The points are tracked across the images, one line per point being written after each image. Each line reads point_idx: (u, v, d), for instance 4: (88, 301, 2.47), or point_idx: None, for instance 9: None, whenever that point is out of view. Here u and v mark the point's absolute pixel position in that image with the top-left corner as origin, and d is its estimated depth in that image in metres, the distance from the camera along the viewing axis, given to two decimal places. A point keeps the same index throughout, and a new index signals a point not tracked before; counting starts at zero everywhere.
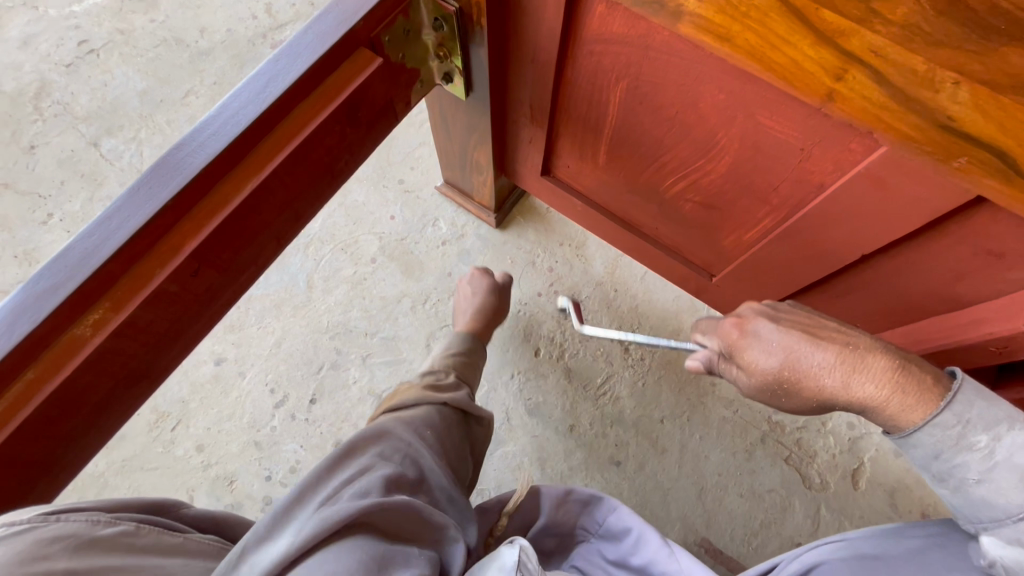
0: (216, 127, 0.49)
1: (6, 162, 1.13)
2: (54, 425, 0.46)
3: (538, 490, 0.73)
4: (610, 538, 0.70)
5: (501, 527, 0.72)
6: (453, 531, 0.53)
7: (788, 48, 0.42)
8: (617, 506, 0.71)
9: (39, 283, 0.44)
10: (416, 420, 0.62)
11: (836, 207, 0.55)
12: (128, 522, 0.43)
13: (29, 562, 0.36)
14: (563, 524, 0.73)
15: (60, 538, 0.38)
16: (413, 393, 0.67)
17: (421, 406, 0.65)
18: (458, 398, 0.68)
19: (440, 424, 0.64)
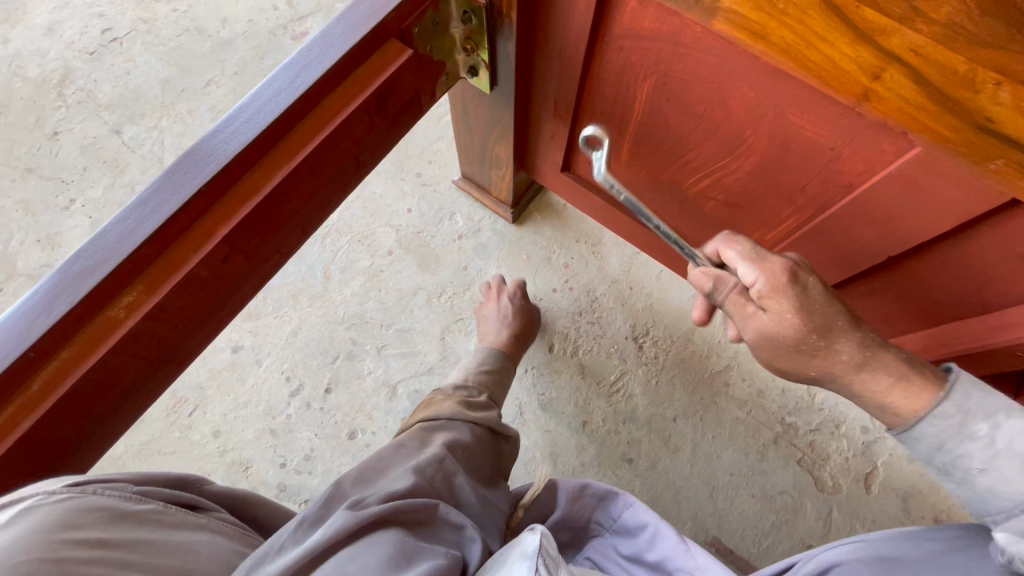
0: (250, 115, 0.50)
1: (29, 148, 1.14)
2: (88, 403, 0.47)
3: (554, 484, 0.73)
4: (624, 533, 0.71)
5: (516, 518, 0.72)
6: (470, 530, 0.55)
7: (824, 47, 0.42)
8: (633, 503, 0.71)
9: (76, 264, 0.44)
10: (453, 435, 0.64)
11: (865, 207, 0.55)
12: (157, 501, 0.44)
13: (66, 530, 0.38)
14: (577, 518, 0.73)
15: (94, 509, 0.40)
16: (450, 409, 0.70)
17: (457, 421, 0.67)
18: (490, 416, 0.71)
19: (475, 439, 0.66)
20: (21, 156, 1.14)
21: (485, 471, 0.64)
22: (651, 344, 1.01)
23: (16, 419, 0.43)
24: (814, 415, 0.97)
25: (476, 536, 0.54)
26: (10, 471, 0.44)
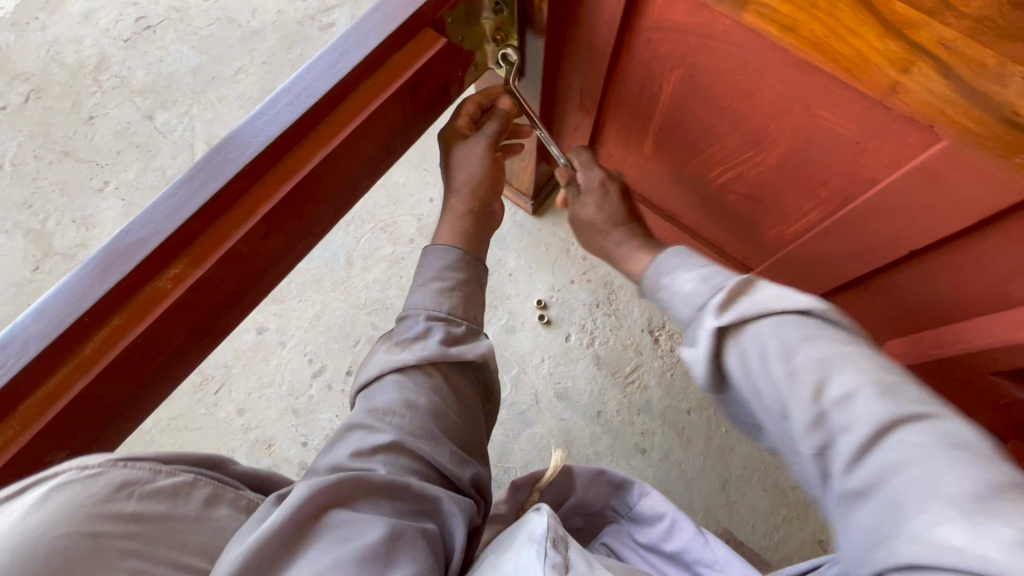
0: (291, 99, 0.52)
1: (66, 131, 1.18)
2: (135, 369, 0.50)
3: (571, 470, 0.74)
4: (639, 522, 0.72)
5: (532, 503, 0.72)
6: (448, 503, 0.55)
7: (853, 40, 0.43)
8: (648, 492, 0.73)
9: (128, 235, 0.47)
10: (398, 394, 0.59)
11: (888, 203, 0.55)
12: (187, 474, 0.46)
13: (101, 502, 0.40)
14: (593, 504, 0.75)
15: (125, 484, 0.41)
16: (378, 359, 0.63)
17: (388, 377, 0.61)
18: (421, 350, 0.62)
19: (411, 387, 0.60)
20: (57, 139, 1.17)
21: (441, 421, 0.60)
22: (667, 338, 1.02)
23: (70, 380, 0.46)
24: None
25: (453, 508, 0.55)
26: (61, 428, 0.46)
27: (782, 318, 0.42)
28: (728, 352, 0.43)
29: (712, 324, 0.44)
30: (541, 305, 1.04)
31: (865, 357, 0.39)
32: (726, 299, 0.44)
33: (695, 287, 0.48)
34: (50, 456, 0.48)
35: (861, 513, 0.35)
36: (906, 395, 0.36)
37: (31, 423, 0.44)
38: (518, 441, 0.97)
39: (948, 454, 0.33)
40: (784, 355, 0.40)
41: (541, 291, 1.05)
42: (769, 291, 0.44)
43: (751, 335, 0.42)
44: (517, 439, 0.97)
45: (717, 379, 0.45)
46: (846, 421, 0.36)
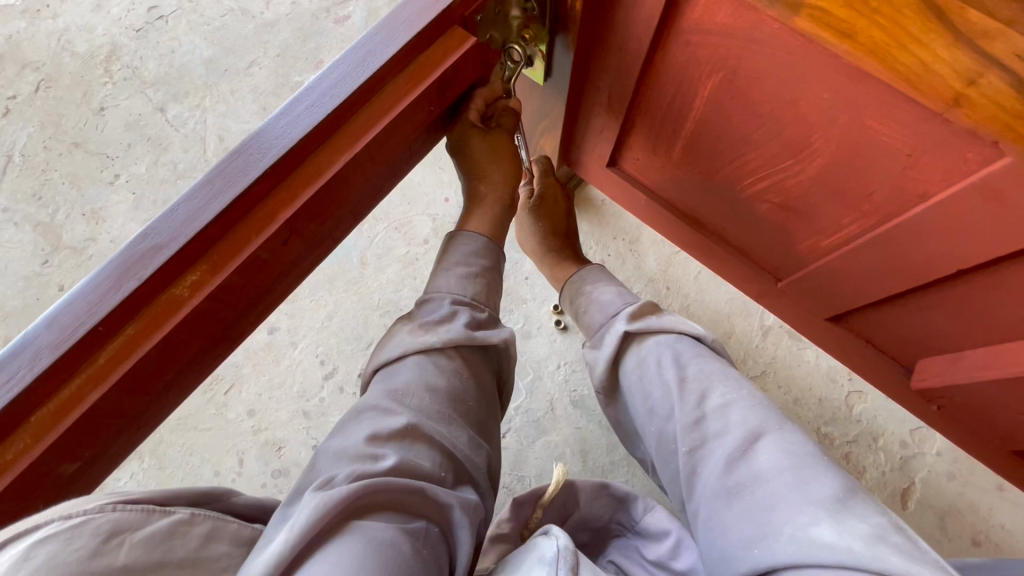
0: (313, 100, 0.50)
1: (76, 122, 1.15)
2: (149, 380, 0.48)
3: (573, 485, 0.76)
4: (645, 537, 0.72)
5: (536, 520, 0.72)
6: (457, 512, 0.52)
7: (915, 50, 0.41)
8: (653, 507, 0.74)
9: (146, 240, 0.45)
10: (420, 374, 0.58)
11: (938, 219, 0.52)
12: (183, 512, 0.43)
13: (88, 559, 0.37)
14: (597, 518, 0.76)
15: (114, 533, 0.39)
16: (400, 341, 0.61)
17: (411, 356, 0.59)
18: (446, 333, 0.60)
19: (433, 369, 0.58)
20: (67, 130, 1.15)
21: (460, 407, 0.58)
22: None
23: (84, 391, 0.44)
24: (851, 426, 0.95)
25: (462, 520, 0.52)
26: (74, 440, 0.45)
27: (676, 337, 0.68)
28: (626, 353, 0.71)
29: (624, 329, 0.71)
30: (557, 310, 1.02)
31: (733, 380, 0.63)
32: (636, 315, 0.72)
33: (613, 300, 0.77)
34: (62, 469, 0.46)
35: (737, 505, 0.53)
36: (766, 418, 0.58)
37: (42, 437, 0.43)
38: (532, 449, 0.95)
39: (806, 467, 0.52)
40: (678, 366, 0.64)
41: None
42: (669, 318, 0.71)
43: (649, 344, 0.69)
44: (531, 446, 0.95)
45: (616, 368, 0.72)
46: (722, 427, 0.58)
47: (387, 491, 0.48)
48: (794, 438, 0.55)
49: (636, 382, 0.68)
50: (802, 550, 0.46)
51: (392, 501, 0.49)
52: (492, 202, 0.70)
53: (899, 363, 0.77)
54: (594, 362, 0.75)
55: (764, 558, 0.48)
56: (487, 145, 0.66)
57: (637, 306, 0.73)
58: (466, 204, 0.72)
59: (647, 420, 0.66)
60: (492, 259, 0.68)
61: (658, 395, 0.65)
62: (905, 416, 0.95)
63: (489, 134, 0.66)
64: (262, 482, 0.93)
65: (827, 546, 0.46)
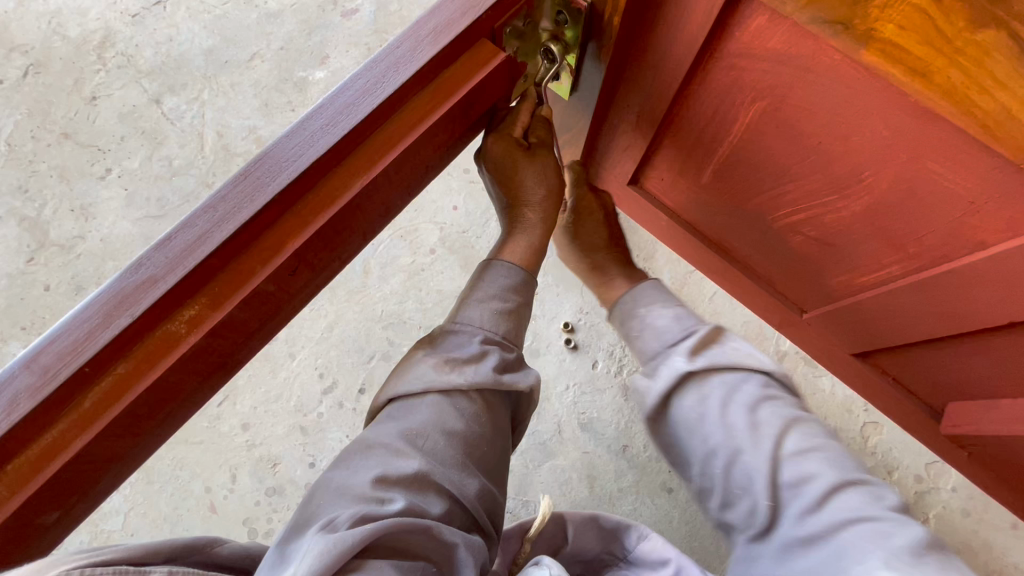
0: (328, 118, 0.46)
1: (66, 111, 1.09)
2: (141, 421, 0.43)
3: (560, 514, 0.66)
4: (640, 569, 0.63)
5: (525, 555, 0.63)
6: (463, 552, 0.48)
7: (1000, 94, 0.37)
8: (647, 534, 0.64)
9: (137, 271, 0.41)
10: (437, 418, 0.53)
11: (996, 268, 0.49)
12: (161, 569, 0.38)
13: None
14: (589, 550, 0.65)
15: None
16: (420, 374, 0.55)
17: (432, 397, 0.54)
18: (473, 375, 0.55)
19: (453, 415, 0.53)
20: (57, 119, 1.09)
21: (475, 455, 0.53)
22: None
23: (68, 437, 0.40)
24: (865, 458, 0.92)
25: (467, 560, 0.48)
26: (56, 488, 0.40)
27: (747, 374, 0.54)
28: (683, 389, 0.55)
29: (683, 364, 0.55)
30: (568, 328, 0.98)
31: (810, 420, 0.52)
32: (698, 346, 0.56)
33: (668, 323, 0.60)
34: (41, 519, 0.42)
35: (805, 557, 0.46)
36: (843, 465, 0.49)
37: (20, 489, 0.39)
38: (538, 472, 0.91)
39: (885, 519, 0.45)
40: (749, 409, 0.51)
41: (568, 313, 0.99)
42: (739, 348, 0.56)
43: (714, 383, 0.54)
44: (538, 470, 0.92)
45: (670, 408, 0.55)
46: (799, 475, 0.48)
47: (396, 533, 0.45)
48: (872, 487, 0.48)
49: (694, 425, 0.53)
50: None
51: (397, 540, 0.45)
52: (535, 228, 0.66)
53: (926, 405, 0.75)
54: (642, 393, 0.58)
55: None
56: (533, 168, 0.63)
57: (697, 331, 0.58)
58: (507, 229, 0.67)
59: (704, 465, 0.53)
60: (526, 297, 0.63)
61: (721, 440, 0.51)
62: (921, 450, 0.92)
63: (532, 153, 0.62)
64: (256, 500, 0.89)
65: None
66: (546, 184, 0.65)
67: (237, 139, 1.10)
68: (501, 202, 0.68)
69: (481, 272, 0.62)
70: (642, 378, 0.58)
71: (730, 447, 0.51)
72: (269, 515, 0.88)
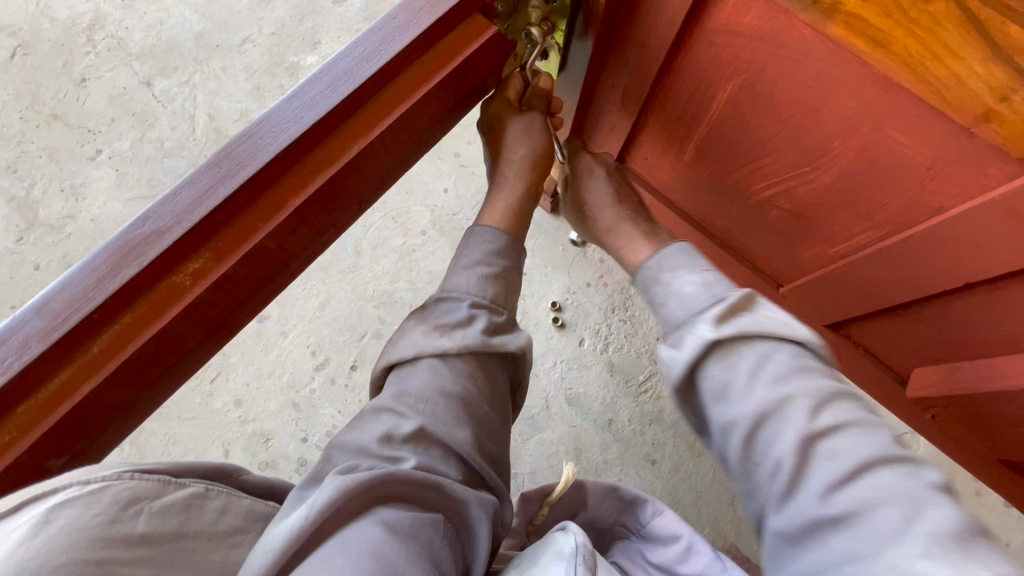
0: (327, 84, 0.48)
1: (56, 93, 1.10)
2: (146, 370, 0.45)
3: (581, 482, 0.68)
4: (651, 543, 0.64)
5: (542, 517, 0.67)
6: (474, 507, 0.50)
7: (952, 63, 0.41)
8: (662, 509, 0.64)
9: (145, 225, 0.43)
10: (428, 376, 0.55)
11: (947, 233, 0.53)
12: (198, 484, 0.42)
13: (110, 525, 0.35)
14: (603, 518, 0.67)
15: (134, 501, 0.37)
16: (411, 342, 0.57)
17: (423, 360, 0.56)
18: (461, 338, 0.56)
19: (447, 374, 0.55)
20: (46, 101, 1.09)
21: (468, 424, 0.54)
22: None
23: (76, 384, 0.41)
24: None
25: (480, 515, 0.49)
26: (66, 430, 0.42)
27: (777, 345, 0.48)
28: (712, 358, 0.49)
29: (711, 333, 0.49)
30: (555, 307, 1.00)
31: (849, 399, 0.46)
32: (725, 313, 0.50)
33: (695, 291, 0.54)
34: (49, 463, 0.43)
35: (831, 538, 0.40)
36: (880, 443, 0.43)
37: (30, 431, 0.40)
38: (526, 446, 0.94)
39: (917, 499, 0.39)
40: (777, 383, 0.46)
41: (556, 293, 1.01)
42: (773, 319, 0.50)
43: (750, 350, 0.48)
44: (526, 444, 0.94)
45: (696, 378, 0.49)
46: (834, 449, 0.42)
47: (412, 483, 0.47)
48: (908, 475, 0.41)
49: (718, 399, 0.48)
50: None
51: (412, 492, 0.47)
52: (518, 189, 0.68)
53: (891, 370, 0.80)
54: (665, 367, 0.51)
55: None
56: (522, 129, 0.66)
57: (730, 298, 0.52)
58: (491, 189, 0.69)
59: (722, 433, 0.48)
60: (513, 261, 0.64)
61: (743, 410, 0.46)
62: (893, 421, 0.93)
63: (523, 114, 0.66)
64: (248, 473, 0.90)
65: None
66: (528, 146, 0.66)
67: (228, 121, 1.11)
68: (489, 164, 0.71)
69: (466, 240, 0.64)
70: (667, 354, 0.51)
71: (749, 416, 0.45)
72: None
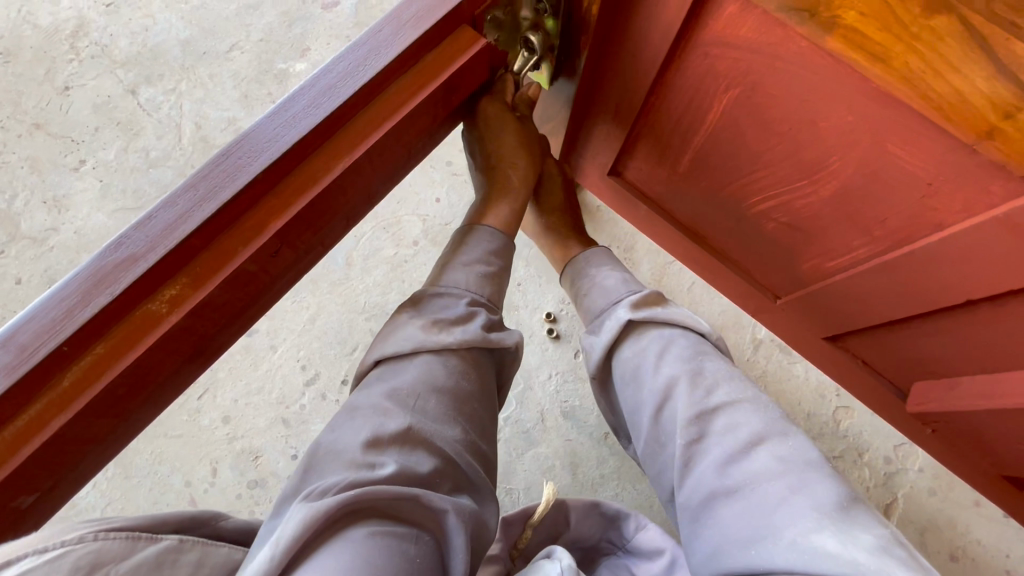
0: (309, 100, 0.46)
1: (38, 101, 1.07)
2: (122, 402, 0.43)
3: (563, 501, 0.67)
4: (635, 558, 0.64)
5: (525, 540, 0.64)
6: (453, 517, 0.47)
7: (953, 79, 0.39)
8: (645, 524, 0.65)
9: (117, 251, 0.41)
10: (421, 376, 0.53)
11: (947, 249, 0.52)
12: (172, 538, 0.40)
13: None
14: (587, 537, 0.67)
15: (96, 567, 0.36)
16: (408, 335, 0.55)
17: (421, 356, 0.54)
18: (463, 333, 0.55)
19: (443, 373, 0.53)
20: (28, 110, 1.07)
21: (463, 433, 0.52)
22: None
23: (45, 419, 0.39)
24: (838, 442, 0.92)
25: (457, 525, 0.46)
26: (36, 467, 0.40)
27: (683, 331, 0.60)
28: (626, 341, 0.60)
29: (626, 317, 0.61)
30: (550, 318, 0.99)
31: (742, 378, 0.56)
32: (640, 302, 0.62)
33: (615, 283, 0.66)
34: (17, 503, 0.41)
35: (726, 506, 0.47)
36: (771, 420, 0.52)
37: None
38: (521, 460, 0.92)
39: (806, 472, 0.47)
40: (680, 360, 0.56)
41: (550, 303, 1.00)
42: (679, 312, 0.62)
43: (652, 335, 0.59)
44: (520, 458, 0.92)
45: (612, 359, 0.62)
46: (728, 424, 0.51)
47: (381, 499, 0.44)
48: (797, 447, 0.49)
49: (631, 377, 0.59)
50: (802, 558, 0.41)
51: (388, 507, 0.44)
52: (515, 195, 0.66)
53: (890, 383, 0.79)
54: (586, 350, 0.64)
55: (759, 561, 0.43)
56: (517, 133, 0.64)
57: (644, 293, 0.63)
58: (483, 193, 0.67)
59: (635, 413, 0.58)
60: (506, 261, 0.63)
61: (652, 386, 0.56)
62: (890, 432, 0.92)
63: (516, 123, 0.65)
64: (237, 493, 0.88)
65: (830, 557, 0.40)
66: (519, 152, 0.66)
67: (215, 130, 1.08)
68: (478, 163, 0.67)
69: (459, 243, 0.62)
70: (588, 339, 0.65)
71: (657, 390, 0.55)
72: (251, 508, 0.88)
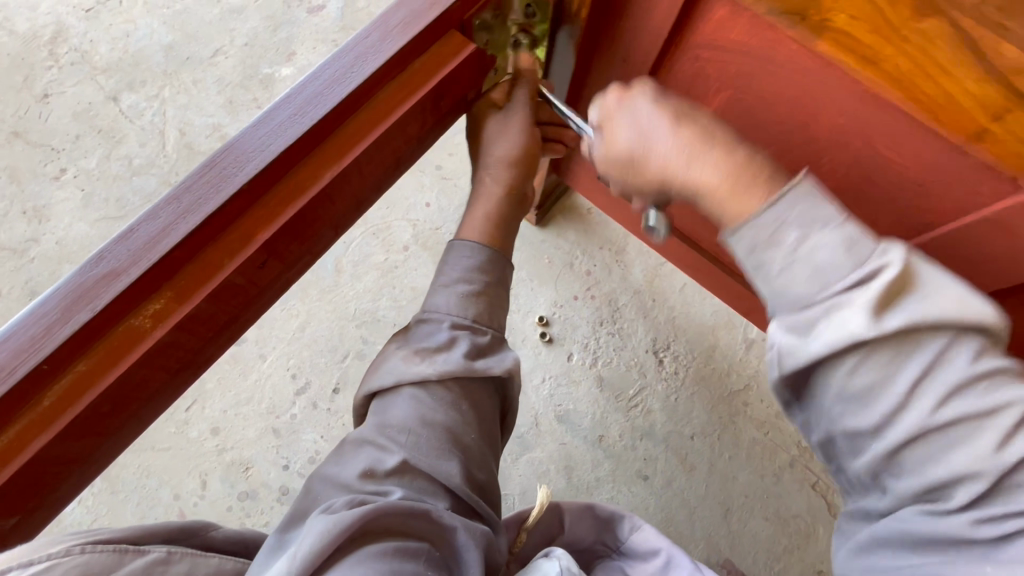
0: (296, 108, 0.45)
1: (16, 109, 1.05)
2: (106, 420, 0.42)
3: (557, 504, 0.64)
4: (632, 560, 0.62)
5: (522, 543, 0.63)
6: (463, 535, 0.46)
7: (943, 80, 0.40)
8: (641, 524, 0.63)
9: (98, 266, 0.39)
10: (410, 407, 0.51)
11: (938, 249, 0.52)
12: (160, 549, 0.40)
13: None
14: (581, 539, 0.64)
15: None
16: (391, 367, 0.54)
17: (404, 389, 0.52)
18: (444, 363, 0.52)
19: (430, 404, 0.51)
20: (7, 118, 1.04)
21: (460, 441, 0.51)
22: (671, 359, 0.98)
23: (24, 440, 0.38)
24: None
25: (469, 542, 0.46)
26: (14, 488, 0.39)
27: (953, 338, 0.37)
28: (849, 353, 0.38)
29: (866, 326, 0.37)
30: (542, 321, 0.98)
31: None
32: (882, 294, 0.38)
33: (835, 256, 0.39)
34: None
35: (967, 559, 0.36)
36: None
37: None
38: (516, 465, 0.92)
39: None
40: (946, 395, 0.36)
41: (543, 307, 1.00)
42: (940, 292, 0.38)
43: (916, 353, 0.37)
44: (515, 463, 0.92)
45: (817, 375, 0.40)
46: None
47: (396, 517, 0.44)
48: None
49: (854, 405, 0.39)
50: None
51: (401, 526, 0.44)
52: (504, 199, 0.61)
53: None
54: (782, 353, 0.41)
55: None
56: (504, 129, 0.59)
57: (878, 269, 0.38)
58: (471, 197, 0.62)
59: (851, 444, 0.40)
60: (495, 274, 0.58)
61: (897, 427, 0.37)
62: None
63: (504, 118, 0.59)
64: (227, 505, 0.87)
65: None
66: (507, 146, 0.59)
67: (200, 136, 1.07)
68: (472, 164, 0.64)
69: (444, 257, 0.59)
70: (784, 335, 0.41)
71: (899, 439, 0.37)
72: (242, 521, 0.86)
